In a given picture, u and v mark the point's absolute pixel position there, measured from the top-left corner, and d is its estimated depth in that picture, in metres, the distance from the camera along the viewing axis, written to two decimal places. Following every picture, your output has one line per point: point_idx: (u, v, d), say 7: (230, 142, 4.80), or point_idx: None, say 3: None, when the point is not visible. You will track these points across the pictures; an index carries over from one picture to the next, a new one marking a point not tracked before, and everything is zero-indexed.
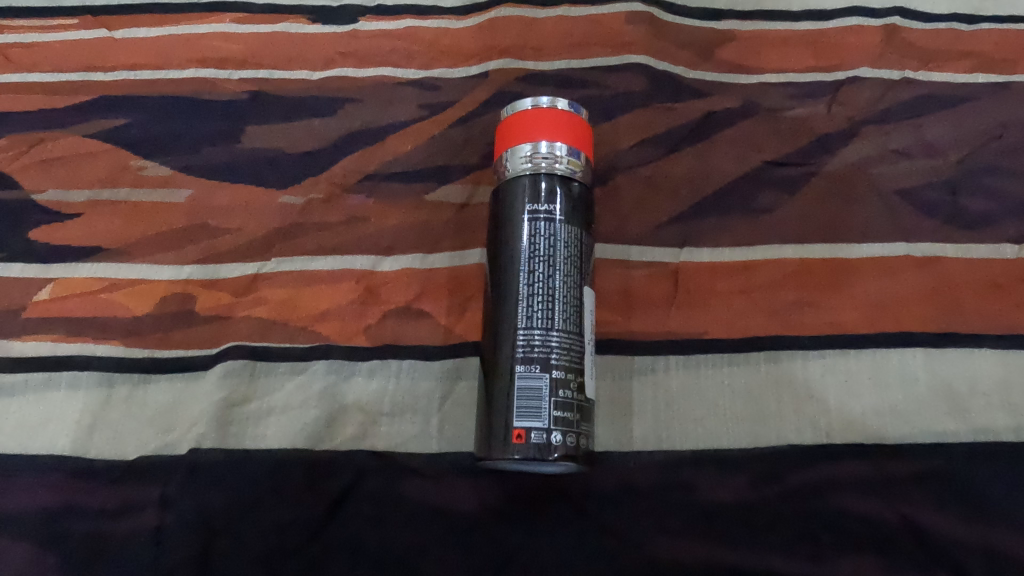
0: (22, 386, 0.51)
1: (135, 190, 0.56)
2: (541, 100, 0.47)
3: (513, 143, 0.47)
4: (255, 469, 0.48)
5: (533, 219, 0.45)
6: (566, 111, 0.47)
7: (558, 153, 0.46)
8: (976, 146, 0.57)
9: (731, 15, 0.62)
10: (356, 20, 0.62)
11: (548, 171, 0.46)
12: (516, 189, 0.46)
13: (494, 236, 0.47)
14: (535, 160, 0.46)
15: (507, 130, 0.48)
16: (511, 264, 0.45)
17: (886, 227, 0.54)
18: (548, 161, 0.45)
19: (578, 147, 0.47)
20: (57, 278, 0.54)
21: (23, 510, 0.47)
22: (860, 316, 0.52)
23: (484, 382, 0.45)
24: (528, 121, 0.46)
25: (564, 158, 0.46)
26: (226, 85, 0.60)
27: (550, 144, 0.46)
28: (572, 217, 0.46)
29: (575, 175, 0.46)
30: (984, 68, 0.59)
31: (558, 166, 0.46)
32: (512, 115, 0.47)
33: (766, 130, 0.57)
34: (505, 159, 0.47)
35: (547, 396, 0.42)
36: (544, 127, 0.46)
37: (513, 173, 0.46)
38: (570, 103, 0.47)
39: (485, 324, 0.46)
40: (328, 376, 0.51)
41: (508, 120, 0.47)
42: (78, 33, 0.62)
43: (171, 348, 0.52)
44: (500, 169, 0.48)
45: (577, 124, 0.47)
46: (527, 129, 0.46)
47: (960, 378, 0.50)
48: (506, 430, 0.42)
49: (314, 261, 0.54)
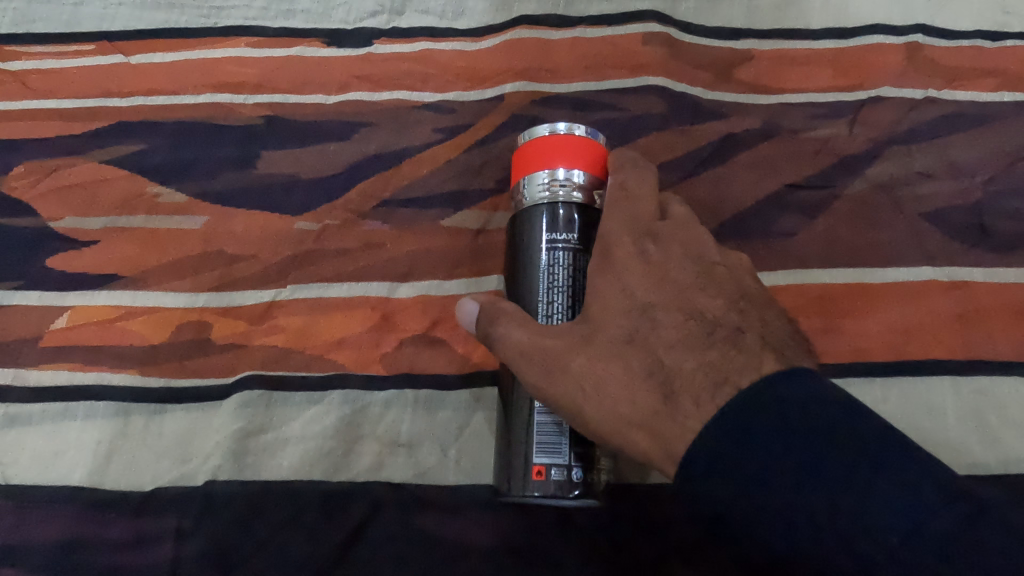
0: (39, 416, 0.51)
1: (151, 217, 0.56)
2: (559, 125, 0.45)
3: (529, 171, 0.45)
4: (271, 499, 0.48)
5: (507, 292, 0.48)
6: (582, 136, 0.45)
7: (574, 180, 0.44)
8: (1003, 168, 0.56)
9: (750, 33, 0.60)
10: (371, 43, 0.61)
11: (563, 199, 0.44)
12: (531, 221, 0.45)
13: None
14: (553, 187, 0.44)
15: (522, 154, 0.46)
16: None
17: (910, 251, 0.54)
18: (566, 188, 0.44)
19: (597, 172, 0.45)
20: (73, 307, 0.54)
21: (40, 542, 0.47)
22: (884, 344, 0.52)
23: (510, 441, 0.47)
24: (542, 149, 0.45)
25: (579, 185, 0.44)
26: (241, 110, 0.59)
27: (567, 173, 0.44)
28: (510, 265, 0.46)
29: (593, 202, 0.45)
30: (1009, 86, 0.58)
31: (574, 195, 0.44)
32: (530, 140, 0.45)
33: (789, 151, 0.57)
34: (521, 186, 0.45)
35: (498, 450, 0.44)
36: (559, 152, 0.44)
37: (529, 204, 0.45)
38: (587, 128, 0.46)
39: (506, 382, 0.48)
40: (344, 406, 0.51)
41: (523, 147, 0.46)
42: (94, 58, 0.61)
43: (187, 377, 0.52)
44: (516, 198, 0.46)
45: (594, 148, 0.45)
46: (543, 156, 0.44)
47: (991, 406, 0.50)
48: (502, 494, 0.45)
49: (330, 288, 0.54)
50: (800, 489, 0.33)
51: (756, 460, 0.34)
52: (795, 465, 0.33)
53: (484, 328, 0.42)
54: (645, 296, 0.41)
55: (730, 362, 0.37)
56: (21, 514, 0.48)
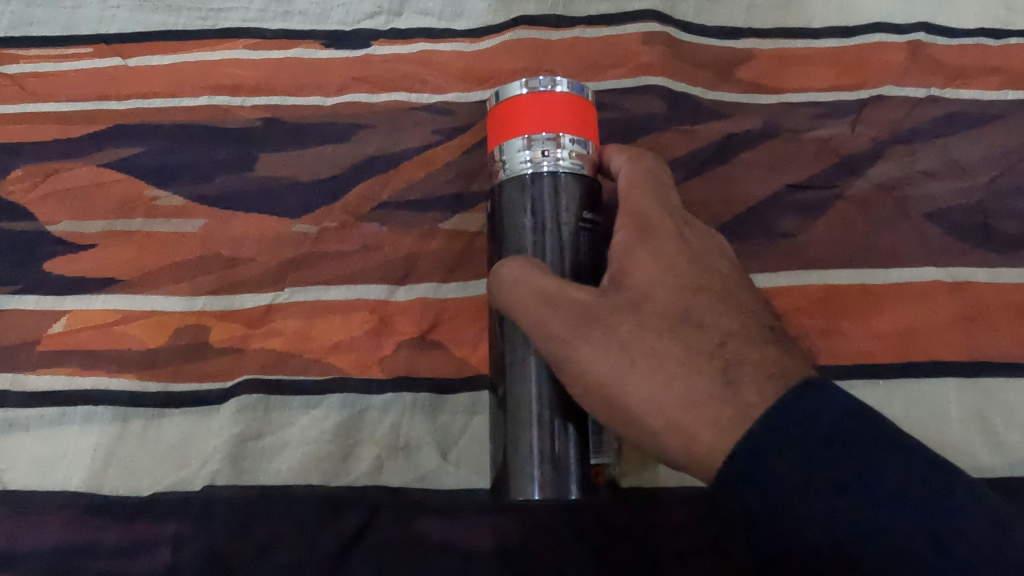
0: (36, 421, 0.51)
1: (148, 221, 0.56)
2: (534, 84, 0.42)
3: (511, 135, 0.42)
4: (271, 503, 0.48)
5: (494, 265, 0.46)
6: (568, 93, 0.42)
7: (562, 148, 0.42)
8: (1006, 167, 0.55)
9: (751, 32, 0.59)
10: (369, 44, 0.59)
11: (549, 170, 0.42)
12: (513, 189, 0.43)
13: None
14: (534, 158, 0.42)
15: (499, 115, 0.43)
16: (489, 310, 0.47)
17: (914, 251, 0.54)
18: (549, 160, 0.42)
19: (581, 131, 0.43)
20: (71, 311, 0.54)
21: (37, 548, 0.48)
22: (887, 345, 0.52)
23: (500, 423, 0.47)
24: (526, 111, 0.42)
25: (567, 150, 0.42)
26: (239, 113, 0.58)
27: (554, 137, 0.42)
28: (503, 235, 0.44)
29: (582, 169, 0.43)
30: (1013, 84, 0.58)
31: (562, 164, 0.42)
32: (505, 99, 0.43)
33: (790, 152, 0.56)
34: (500, 152, 0.43)
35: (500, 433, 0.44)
36: (546, 117, 0.42)
37: (512, 172, 0.43)
38: (570, 83, 0.42)
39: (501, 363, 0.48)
40: (342, 410, 0.51)
41: (502, 104, 0.43)
42: (92, 61, 0.59)
43: (185, 381, 0.52)
44: (496, 162, 0.44)
45: (580, 104, 0.43)
46: (528, 121, 0.42)
47: (996, 407, 0.50)
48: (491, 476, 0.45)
49: (328, 291, 0.53)
50: (859, 509, 0.31)
51: (809, 479, 0.32)
52: (852, 481, 0.32)
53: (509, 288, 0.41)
54: (693, 276, 0.40)
55: (778, 356, 0.37)
56: (19, 520, 0.48)
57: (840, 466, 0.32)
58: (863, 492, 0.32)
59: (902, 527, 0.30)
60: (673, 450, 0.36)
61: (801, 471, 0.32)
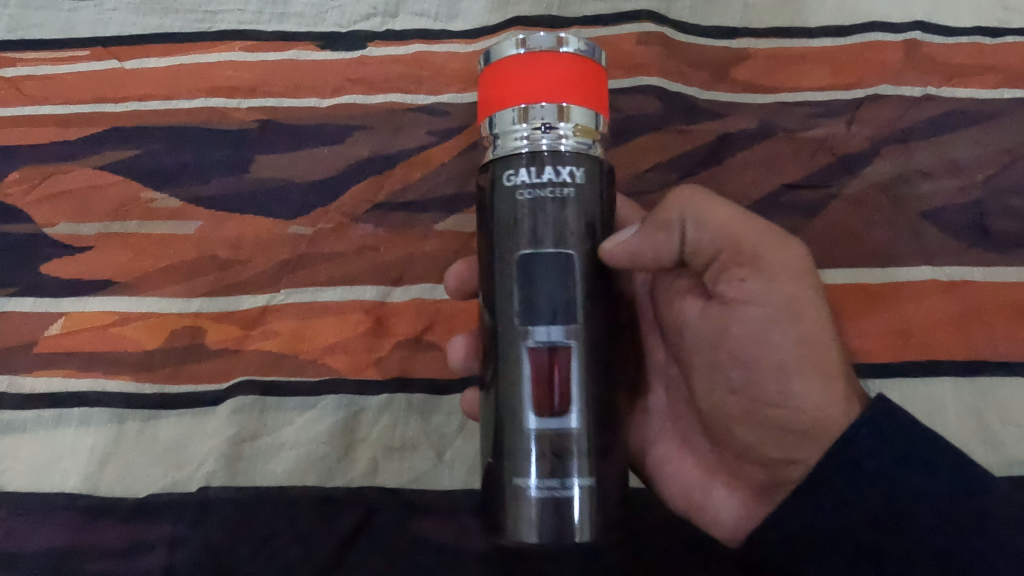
0: (34, 422, 0.52)
1: (144, 223, 0.56)
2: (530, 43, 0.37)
3: (505, 105, 0.38)
4: (267, 504, 0.49)
5: (555, 243, 0.38)
6: (573, 54, 0.38)
7: (565, 123, 0.37)
8: (1003, 166, 0.55)
9: (746, 32, 0.58)
10: (364, 46, 0.58)
11: (551, 148, 0.38)
12: (512, 167, 0.38)
13: (501, 239, 0.38)
14: (531, 135, 0.38)
15: (492, 81, 0.38)
16: (542, 300, 0.38)
17: (911, 250, 0.54)
18: (549, 137, 0.37)
19: (583, 98, 0.38)
20: (67, 313, 0.54)
21: (34, 550, 0.49)
22: (884, 345, 0.53)
23: (509, 447, 0.38)
24: (521, 77, 0.37)
25: (570, 128, 0.38)
26: (235, 115, 0.57)
27: (554, 109, 0.37)
28: (586, 216, 0.38)
29: (591, 149, 0.39)
30: (1010, 83, 0.57)
31: (564, 142, 0.38)
32: (499, 62, 0.38)
33: (786, 152, 0.56)
34: (493, 124, 0.39)
35: (580, 456, 0.37)
36: (547, 85, 0.37)
37: (506, 150, 0.38)
38: (572, 42, 0.38)
39: (503, 372, 0.38)
40: (338, 411, 0.52)
41: (494, 68, 0.38)
42: (89, 64, 0.58)
43: (181, 382, 0.53)
44: (486, 137, 0.40)
45: (586, 69, 0.38)
46: (519, 86, 0.37)
47: (990, 406, 0.52)
48: (548, 511, 0.37)
49: (324, 292, 0.54)
50: (929, 499, 0.37)
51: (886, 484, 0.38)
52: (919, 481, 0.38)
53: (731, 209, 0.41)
54: None
55: None
56: (16, 522, 0.49)
57: (908, 472, 0.38)
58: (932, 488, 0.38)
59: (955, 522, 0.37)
60: (839, 412, 0.41)
61: (878, 476, 0.38)
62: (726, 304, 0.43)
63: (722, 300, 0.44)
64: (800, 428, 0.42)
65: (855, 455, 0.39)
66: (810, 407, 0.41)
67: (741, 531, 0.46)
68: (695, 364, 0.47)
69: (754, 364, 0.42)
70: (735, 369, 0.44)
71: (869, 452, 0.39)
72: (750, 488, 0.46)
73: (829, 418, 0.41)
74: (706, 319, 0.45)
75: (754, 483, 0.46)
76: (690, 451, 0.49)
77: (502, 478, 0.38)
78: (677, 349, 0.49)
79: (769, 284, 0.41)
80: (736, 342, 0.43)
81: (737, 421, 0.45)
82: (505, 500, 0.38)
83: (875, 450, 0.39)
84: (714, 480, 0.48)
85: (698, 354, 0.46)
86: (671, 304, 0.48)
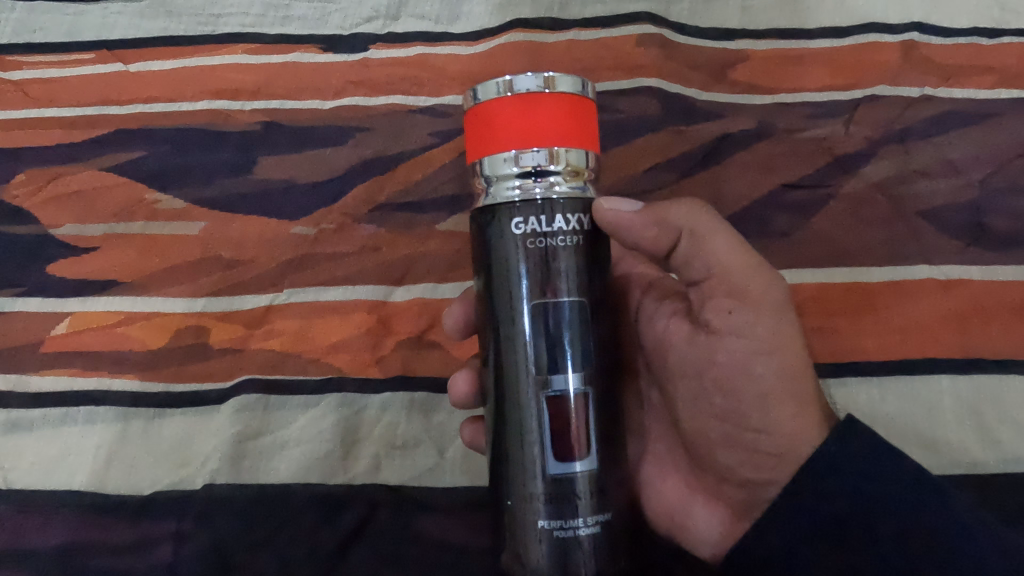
0: (41, 421, 0.53)
1: (149, 224, 0.56)
2: (520, 84, 0.36)
3: (496, 149, 0.37)
4: (271, 502, 0.51)
5: (556, 295, 0.38)
6: (560, 94, 0.37)
7: (557, 167, 0.37)
8: (1001, 165, 0.56)
9: (745, 33, 0.58)
10: (366, 48, 0.58)
11: (544, 198, 0.38)
12: (506, 220, 0.38)
13: (503, 289, 0.39)
14: (524, 183, 0.38)
15: (481, 123, 0.38)
16: (544, 351, 0.38)
17: (909, 250, 0.55)
18: (543, 186, 0.38)
19: (574, 138, 0.38)
20: (73, 312, 0.55)
21: (43, 546, 0.50)
22: (880, 344, 0.54)
23: (516, 490, 0.39)
24: (509, 121, 0.37)
25: (562, 176, 0.38)
26: (239, 117, 0.57)
27: (546, 153, 0.37)
28: (585, 264, 0.39)
29: (583, 193, 0.39)
30: (1006, 83, 0.57)
31: (557, 189, 0.38)
32: (488, 104, 0.37)
33: (783, 153, 0.56)
34: (484, 167, 0.38)
35: (585, 498, 0.38)
36: (538, 128, 0.37)
37: (499, 200, 0.38)
38: (560, 80, 0.37)
39: (508, 418, 0.39)
40: (339, 409, 0.53)
41: (478, 111, 0.38)
42: (95, 68, 0.58)
43: (187, 381, 0.54)
44: (475, 183, 0.39)
45: (576, 107, 0.38)
46: (510, 129, 0.37)
47: (989, 403, 0.53)
48: (558, 551, 0.38)
49: (326, 292, 0.55)
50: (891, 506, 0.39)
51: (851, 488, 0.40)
52: (882, 489, 0.40)
53: (716, 244, 0.43)
54: None
55: None
56: (23, 518, 0.51)
57: (871, 479, 0.40)
58: (894, 494, 0.39)
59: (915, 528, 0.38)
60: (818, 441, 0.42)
61: (844, 481, 0.40)
62: (713, 334, 0.44)
63: (709, 329, 0.44)
64: (778, 452, 0.43)
65: (822, 463, 0.41)
66: (789, 434, 0.42)
67: (721, 547, 0.48)
68: (680, 393, 0.47)
69: (739, 394, 0.43)
70: (719, 396, 0.44)
71: (836, 459, 0.41)
72: (729, 507, 0.47)
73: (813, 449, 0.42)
74: (692, 347, 0.46)
75: (732, 503, 0.47)
76: (672, 472, 0.50)
77: (513, 520, 0.39)
78: (660, 377, 0.49)
79: (757, 319, 0.42)
80: (722, 371, 0.44)
81: (718, 444, 0.46)
82: (515, 541, 0.39)
83: (842, 458, 0.41)
84: (697, 497, 0.49)
85: (682, 380, 0.47)
86: (656, 332, 0.49)
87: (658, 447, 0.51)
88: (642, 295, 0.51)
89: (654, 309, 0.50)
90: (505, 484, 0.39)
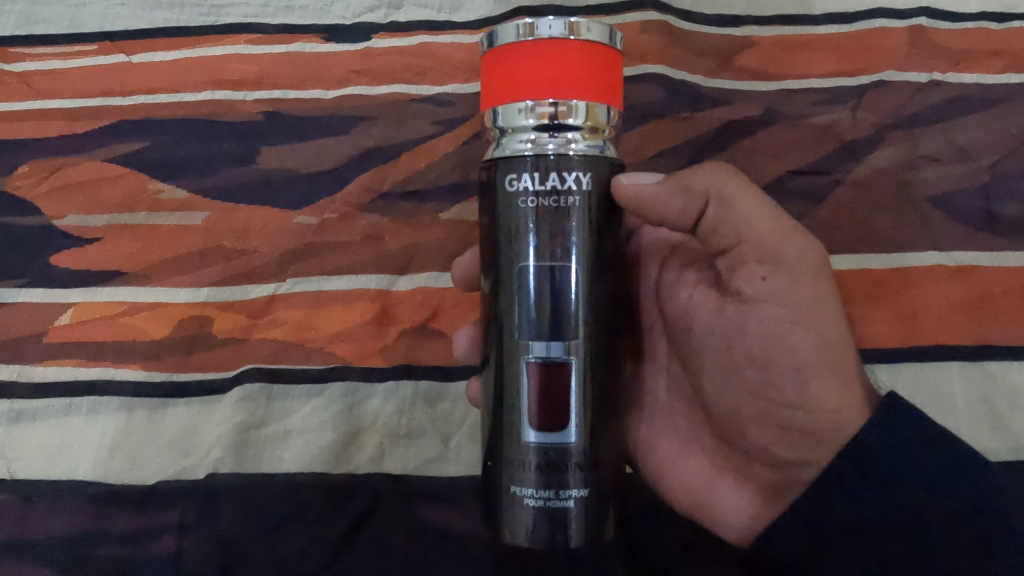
0: (44, 411, 0.53)
1: (152, 214, 0.56)
2: (541, 27, 0.36)
3: (513, 98, 0.37)
4: (274, 492, 0.51)
5: (564, 258, 0.38)
6: (585, 42, 0.37)
7: (574, 120, 0.37)
8: (1010, 150, 0.55)
9: (751, 20, 0.56)
10: (368, 37, 0.57)
11: (558, 153, 0.38)
12: (515, 171, 0.38)
13: (505, 249, 0.39)
14: (538, 138, 0.38)
15: (502, 67, 0.38)
16: (546, 316, 0.39)
17: (918, 237, 0.54)
18: (556, 142, 0.38)
19: (596, 89, 0.37)
20: (77, 304, 0.55)
21: (49, 535, 0.51)
22: (889, 330, 0.54)
23: (507, 455, 0.40)
24: (530, 68, 0.37)
25: (580, 132, 0.38)
26: (240, 107, 0.56)
27: (563, 104, 0.37)
28: (596, 228, 0.39)
29: (601, 151, 0.39)
30: (1017, 67, 0.56)
31: (573, 146, 0.38)
32: (508, 49, 0.37)
33: (790, 140, 0.55)
34: (499, 118, 0.38)
35: (577, 469, 0.39)
36: (558, 77, 0.37)
37: (510, 151, 0.38)
38: (585, 24, 0.37)
39: (503, 383, 0.40)
40: (344, 398, 0.53)
41: (500, 55, 0.38)
42: (96, 59, 0.58)
43: (190, 371, 0.54)
44: (490, 132, 0.40)
45: (600, 58, 0.37)
46: (530, 76, 0.37)
47: (998, 389, 0.53)
48: (543, 519, 0.39)
49: (329, 281, 0.54)
50: (920, 502, 0.39)
51: (881, 485, 0.40)
52: (915, 484, 0.39)
53: (750, 211, 0.42)
54: None
55: None
56: (29, 507, 0.52)
57: (904, 476, 0.39)
58: (925, 491, 0.39)
59: (945, 523, 0.38)
60: (846, 420, 0.42)
61: (874, 478, 0.40)
62: (745, 303, 0.44)
63: (739, 298, 0.44)
64: (815, 431, 0.42)
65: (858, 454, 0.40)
66: (826, 410, 0.42)
67: (748, 533, 0.47)
68: (703, 363, 0.47)
69: (771, 365, 0.43)
70: (750, 367, 0.44)
71: (875, 449, 0.40)
72: (761, 490, 0.47)
73: (837, 424, 0.42)
74: (721, 317, 0.45)
75: (766, 485, 0.46)
76: (687, 453, 0.50)
77: (499, 483, 0.40)
78: (681, 347, 0.49)
79: (791, 284, 0.42)
80: (756, 342, 0.43)
81: (750, 423, 0.45)
82: (502, 505, 0.40)
83: (876, 456, 0.40)
84: (720, 480, 0.48)
85: (709, 353, 0.46)
86: (682, 300, 0.48)
87: (679, 424, 0.50)
88: (661, 267, 0.51)
89: (676, 279, 0.50)
90: (498, 443, 0.40)
